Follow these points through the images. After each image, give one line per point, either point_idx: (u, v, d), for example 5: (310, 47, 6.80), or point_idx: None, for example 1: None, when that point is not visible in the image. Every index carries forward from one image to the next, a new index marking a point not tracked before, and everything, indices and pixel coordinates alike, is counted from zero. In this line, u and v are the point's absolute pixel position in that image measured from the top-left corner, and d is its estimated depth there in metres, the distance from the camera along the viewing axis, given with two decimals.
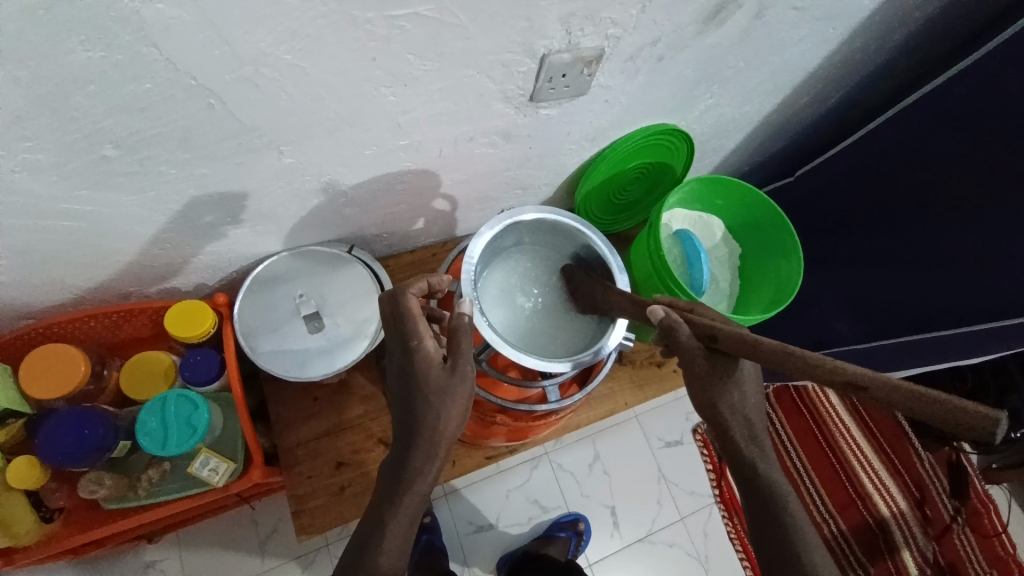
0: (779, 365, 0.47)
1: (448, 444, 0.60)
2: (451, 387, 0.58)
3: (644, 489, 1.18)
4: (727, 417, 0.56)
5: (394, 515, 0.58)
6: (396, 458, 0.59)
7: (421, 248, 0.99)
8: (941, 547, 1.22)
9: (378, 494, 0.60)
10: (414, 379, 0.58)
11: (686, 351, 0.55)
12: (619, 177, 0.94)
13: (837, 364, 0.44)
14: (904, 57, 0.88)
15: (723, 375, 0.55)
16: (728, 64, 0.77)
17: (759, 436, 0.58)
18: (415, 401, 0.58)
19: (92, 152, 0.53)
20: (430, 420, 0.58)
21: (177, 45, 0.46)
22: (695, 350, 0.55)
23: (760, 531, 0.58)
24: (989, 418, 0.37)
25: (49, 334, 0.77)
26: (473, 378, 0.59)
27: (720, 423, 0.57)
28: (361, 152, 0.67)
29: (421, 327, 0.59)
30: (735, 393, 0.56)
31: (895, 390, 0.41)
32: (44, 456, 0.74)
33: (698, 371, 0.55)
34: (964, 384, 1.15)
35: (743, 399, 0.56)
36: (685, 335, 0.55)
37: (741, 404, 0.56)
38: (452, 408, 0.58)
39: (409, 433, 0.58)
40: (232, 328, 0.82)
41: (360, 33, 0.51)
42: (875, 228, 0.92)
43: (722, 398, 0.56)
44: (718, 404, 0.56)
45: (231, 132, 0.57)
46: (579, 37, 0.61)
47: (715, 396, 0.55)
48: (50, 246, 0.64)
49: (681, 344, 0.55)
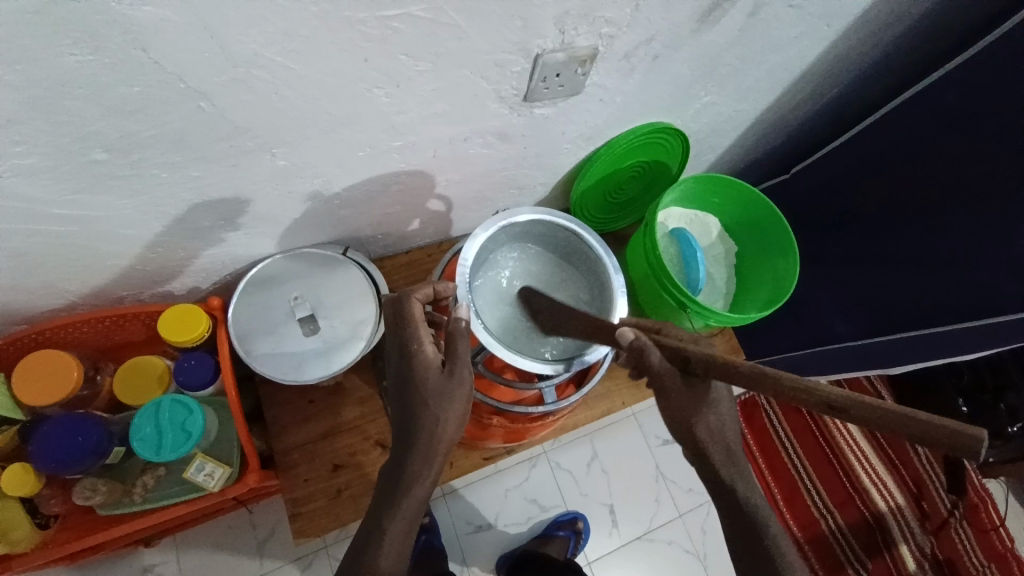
0: (760, 389, 0.45)
1: (446, 448, 0.59)
2: (449, 391, 0.58)
3: (643, 487, 1.18)
4: (705, 440, 0.56)
5: (393, 520, 0.58)
6: (395, 461, 0.59)
7: (417, 249, 0.98)
8: (939, 541, 1.23)
9: (376, 497, 0.60)
10: (412, 385, 0.58)
11: (661, 377, 0.54)
12: (615, 175, 0.94)
13: (817, 385, 0.42)
14: (901, 54, 0.87)
15: (699, 402, 0.55)
16: (724, 62, 0.76)
17: (736, 457, 0.58)
18: (412, 406, 0.58)
19: (83, 155, 0.53)
20: (428, 425, 0.57)
21: (167, 48, 0.45)
22: (669, 373, 0.53)
23: (741, 541, 0.60)
24: (973, 439, 0.36)
25: (43, 339, 0.77)
26: (470, 382, 0.59)
27: (698, 446, 0.57)
28: (355, 153, 0.67)
29: (422, 331, 0.59)
30: (711, 414, 0.56)
31: (872, 411, 0.40)
32: (39, 462, 0.73)
33: (676, 399, 0.54)
34: (960, 380, 1.16)
35: (720, 419, 0.57)
36: (656, 358, 0.54)
37: (717, 426, 0.56)
38: (451, 410, 0.58)
39: (407, 437, 0.58)
40: (226, 331, 0.81)
41: (352, 34, 0.50)
42: (874, 225, 0.92)
43: (699, 421, 0.55)
44: (697, 430, 0.56)
45: (226, 133, 0.56)
46: (574, 36, 0.61)
47: (692, 419, 0.55)
48: (44, 250, 0.63)
49: (655, 370, 0.54)
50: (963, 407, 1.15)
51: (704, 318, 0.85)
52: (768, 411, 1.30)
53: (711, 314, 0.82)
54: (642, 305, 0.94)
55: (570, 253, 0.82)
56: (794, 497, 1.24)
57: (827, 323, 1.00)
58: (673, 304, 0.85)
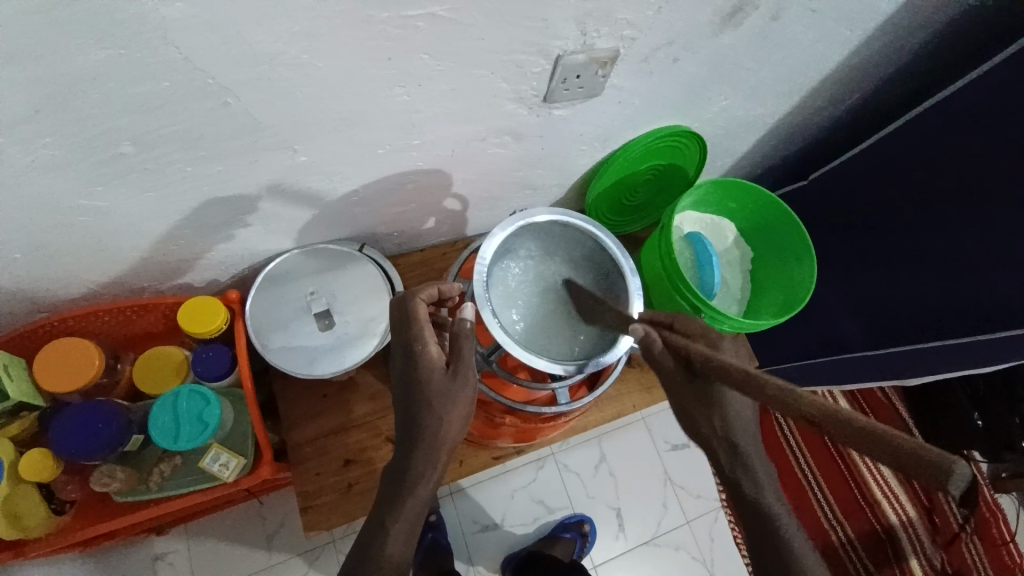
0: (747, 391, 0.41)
1: (448, 449, 0.60)
2: (452, 394, 0.58)
3: (649, 491, 1.18)
4: (708, 438, 0.55)
5: (396, 519, 0.58)
6: (397, 462, 0.59)
7: (431, 247, 0.99)
8: (949, 556, 1.22)
9: (379, 497, 0.60)
10: (416, 386, 0.58)
11: (664, 370, 0.54)
12: (630, 178, 0.94)
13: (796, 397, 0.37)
14: (923, 62, 0.87)
15: (703, 399, 0.53)
16: (743, 66, 0.76)
17: (743, 455, 0.55)
18: (416, 407, 0.58)
19: (108, 149, 0.54)
20: (431, 426, 0.58)
21: (192, 45, 0.46)
22: (670, 368, 0.54)
23: (757, 541, 0.58)
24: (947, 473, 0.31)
25: (65, 327, 0.78)
26: (474, 386, 0.59)
27: (703, 440, 0.56)
28: (374, 151, 0.67)
29: (426, 331, 0.60)
30: (715, 415, 0.53)
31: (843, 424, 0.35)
32: (58, 448, 0.74)
33: (678, 395, 0.54)
34: (976, 392, 1.15)
35: (726, 423, 0.54)
36: (659, 351, 0.54)
37: (722, 428, 0.54)
38: (453, 412, 0.58)
39: (410, 436, 0.58)
40: (243, 323, 0.82)
41: (374, 32, 0.51)
42: (890, 235, 0.91)
43: (700, 420, 0.54)
44: (699, 426, 0.55)
45: (247, 130, 0.57)
46: (594, 38, 0.61)
47: (692, 416, 0.54)
48: (65, 241, 0.64)
49: (658, 363, 0.54)
50: (978, 420, 1.15)
51: (718, 323, 0.84)
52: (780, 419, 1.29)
53: (725, 319, 0.82)
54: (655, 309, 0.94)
55: (544, 231, 0.80)
56: (803, 507, 1.24)
57: (840, 332, 0.99)
58: (687, 308, 0.85)
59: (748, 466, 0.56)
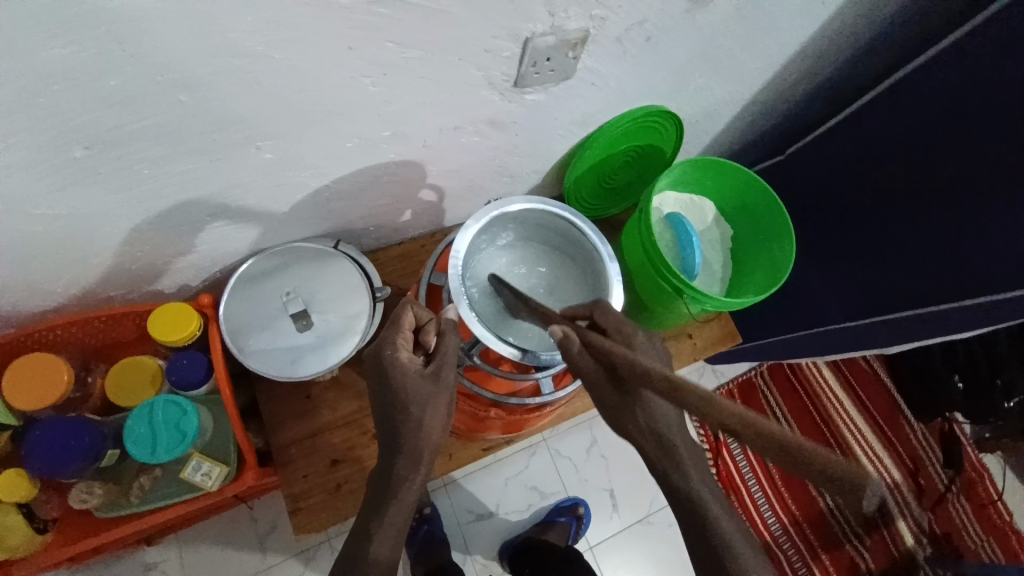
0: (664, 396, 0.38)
1: (433, 452, 0.57)
2: (433, 396, 0.56)
3: (640, 470, 1.19)
4: (636, 437, 0.50)
5: (380, 526, 0.55)
6: (381, 467, 0.57)
7: (410, 240, 0.97)
8: (936, 517, 1.25)
9: (364, 507, 0.58)
10: (392, 391, 0.56)
11: (585, 373, 0.49)
12: (610, 159, 0.92)
13: (720, 406, 0.33)
14: (897, 30, 0.86)
15: (624, 399, 0.48)
16: (718, 43, 0.75)
17: (671, 450, 0.50)
18: (394, 411, 0.56)
19: (63, 153, 0.51)
20: (412, 429, 0.55)
21: (141, 41, 0.44)
22: (585, 364, 0.48)
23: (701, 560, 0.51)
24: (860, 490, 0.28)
25: (32, 342, 0.75)
26: (451, 387, 0.58)
27: (631, 440, 0.50)
28: (344, 144, 0.65)
29: (399, 336, 0.59)
30: (643, 413, 0.49)
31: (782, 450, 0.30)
32: (32, 467, 0.73)
33: (601, 394, 0.49)
34: (955, 358, 1.17)
35: (651, 418, 0.49)
36: (579, 354, 0.48)
37: (649, 422, 0.49)
38: (433, 416, 0.56)
39: (390, 443, 0.56)
40: (219, 328, 0.80)
41: (335, 20, 0.48)
42: (870, 205, 0.91)
43: (629, 421, 0.49)
44: (628, 425, 0.49)
45: (210, 125, 0.55)
46: (565, 19, 0.59)
47: (619, 416, 0.49)
48: (25, 251, 0.62)
49: (577, 366, 0.49)
50: (958, 383, 1.17)
51: (701, 304, 0.84)
52: (766, 392, 1.27)
53: (707, 300, 0.82)
54: (634, 286, 0.93)
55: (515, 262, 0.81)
56: (790, 478, 1.23)
57: (823, 306, 0.99)
58: (669, 290, 0.85)
59: (683, 469, 0.51)
